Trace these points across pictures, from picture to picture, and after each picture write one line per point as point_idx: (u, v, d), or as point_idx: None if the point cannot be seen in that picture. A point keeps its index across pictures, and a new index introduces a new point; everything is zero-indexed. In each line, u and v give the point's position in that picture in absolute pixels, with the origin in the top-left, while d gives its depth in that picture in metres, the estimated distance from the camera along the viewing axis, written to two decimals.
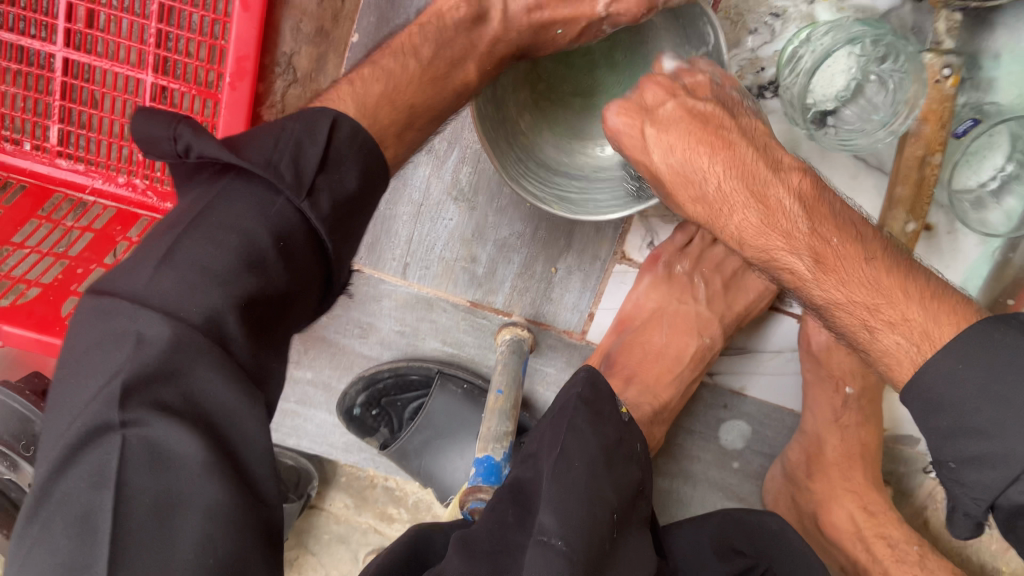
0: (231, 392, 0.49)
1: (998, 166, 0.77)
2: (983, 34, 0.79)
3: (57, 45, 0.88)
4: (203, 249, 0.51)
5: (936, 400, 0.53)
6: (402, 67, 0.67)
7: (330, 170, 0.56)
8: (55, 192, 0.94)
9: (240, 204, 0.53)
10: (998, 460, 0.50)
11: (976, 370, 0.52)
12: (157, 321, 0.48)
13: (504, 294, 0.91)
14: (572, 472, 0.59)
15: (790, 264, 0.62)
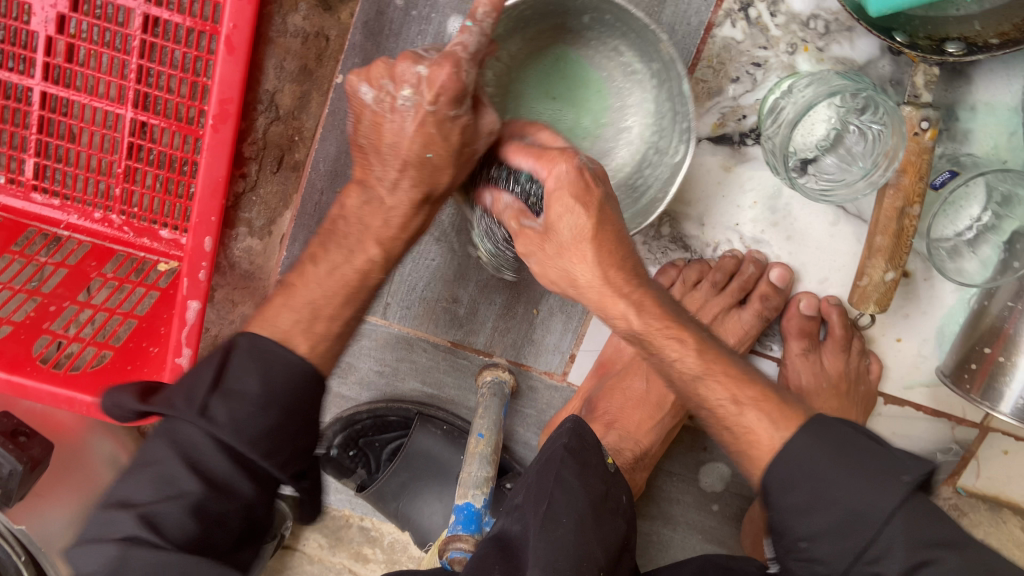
0: (222, 465, 0.55)
1: (975, 217, 0.80)
2: (960, 86, 0.81)
3: (36, 79, 0.87)
4: (192, 430, 0.55)
5: (789, 481, 0.57)
6: (404, 141, 0.62)
7: (227, 384, 0.57)
8: (29, 226, 0.92)
9: (192, 378, 0.57)
10: (845, 530, 0.54)
11: (816, 451, 0.56)
12: (168, 503, 0.53)
13: (486, 334, 0.91)
14: (560, 528, 0.60)
15: (670, 341, 0.63)
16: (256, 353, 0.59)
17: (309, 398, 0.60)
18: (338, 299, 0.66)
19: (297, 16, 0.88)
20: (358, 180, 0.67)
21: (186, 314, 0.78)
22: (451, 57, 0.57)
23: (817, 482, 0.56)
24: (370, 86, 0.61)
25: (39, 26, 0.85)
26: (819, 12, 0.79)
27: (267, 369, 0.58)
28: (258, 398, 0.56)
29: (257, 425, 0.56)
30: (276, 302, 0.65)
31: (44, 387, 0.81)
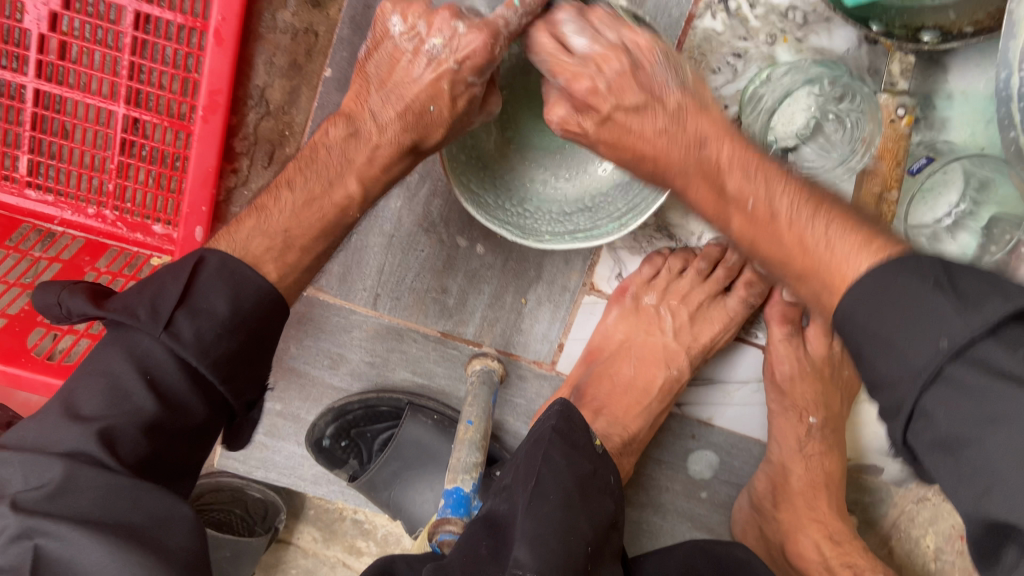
0: (179, 381, 0.60)
1: (952, 204, 0.81)
2: (936, 76, 0.83)
3: (29, 77, 0.88)
4: (151, 346, 0.59)
5: (857, 348, 0.50)
6: (410, 83, 0.67)
7: (191, 304, 0.60)
8: (23, 222, 0.94)
9: (150, 288, 0.61)
10: (893, 394, 0.47)
11: (860, 311, 0.50)
12: (125, 422, 0.57)
13: (475, 324, 0.92)
14: (547, 505, 0.61)
15: (721, 212, 0.65)
16: (227, 273, 0.63)
17: (269, 320, 0.65)
18: (312, 231, 0.69)
19: (286, 12, 0.89)
20: (346, 113, 0.71)
21: None
22: (490, 27, 0.60)
23: (868, 321, 0.49)
24: (402, 21, 0.65)
25: (30, 24, 0.86)
26: (796, 3, 0.81)
27: (237, 293, 0.63)
28: (224, 320, 0.61)
29: (220, 347, 0.61)
30: (249, 225, 0.68)
31: (39, 378, 0.83)
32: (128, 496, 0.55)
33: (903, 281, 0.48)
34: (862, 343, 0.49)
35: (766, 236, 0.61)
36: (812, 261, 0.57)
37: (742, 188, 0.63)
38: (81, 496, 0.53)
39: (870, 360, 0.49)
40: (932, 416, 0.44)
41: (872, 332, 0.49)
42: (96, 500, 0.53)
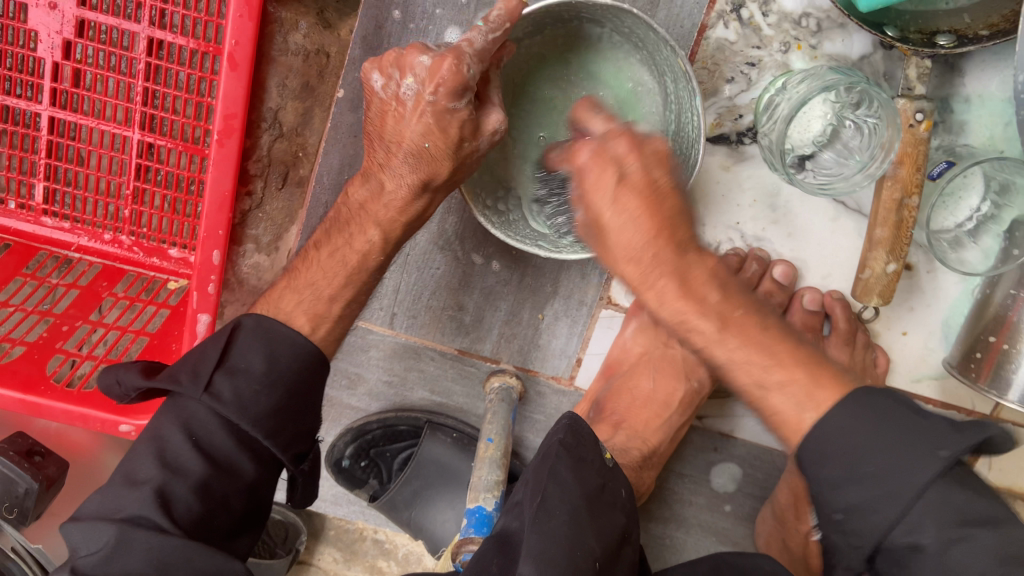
0: (225, 438, 0.61)
1: (974, 207, 0.82)
2: (953, 80, 0.82)
3: (44, 105, 0.89)
4: (198, 407, 0.62)
5: (826, 451, 0.54)
6: (400, 124, 0.68)
7: (231, 363, 0.63)
8: (40, 249, 0.94)
9: (199, 352, 0.64)
10: (881, 503, 0.52)
11: (860, 422, 0.53)
12: (177, 481, 0.58)
13: (492, 341, 0.92)
14: (554, 520, 0.63)
15: (697, 324, 0.61)
16: (261, 332, 0.66)
17: (310, 374, 0.67)
18: (338, 279, 0.72)
19: (298, 34, 0.88)
20: (364, 172, 0.75)
21: (196, 327, 0.79)
22: (454, 51, 0.62)
23: (843, 450, 0.53)
24: (381, 75, 0.67)
25: (45, 53, 0.87)
26: (811, 11, 0.80)
27: (271, 349, 0.65)
28: (262, 376, 0.63)
29: (262, 401, 0.62)
30: (280, 288, 0.73)
31: (59, 405, 0.83)
32: (183, 556, 0.56)
33: (897, 411, 0.53)
34: (824, 455, 0.54)
35: (752, 369, 0.59)
36: (774, 387, 0.58)
37: (700, 311, 0.60)
38: (132, 558, 0.55)
39: (808, 464, 0.55)
40: (921, 524, 0.51)
41: (858, 461, 0.52)
42: (148, 562, 0.55)
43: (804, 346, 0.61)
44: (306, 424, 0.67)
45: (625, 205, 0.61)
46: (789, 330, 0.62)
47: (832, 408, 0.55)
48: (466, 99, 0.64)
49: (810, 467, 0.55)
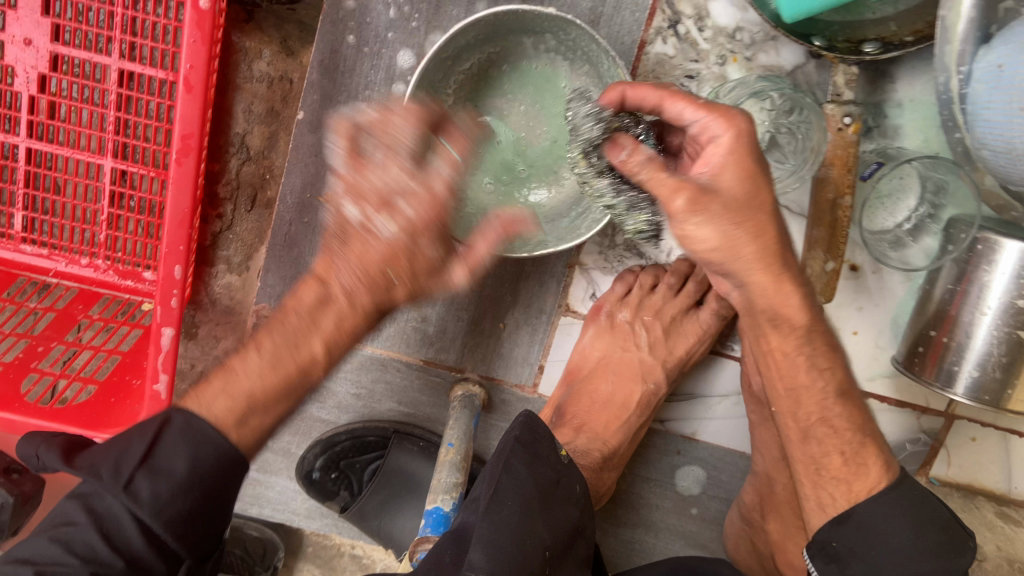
0: (140, 538, 0.57)
1: (912, 208, 0.85)
2: (884, 86, 0.86)
3: (21, 137, 0.92)
4: (112, 505, 0.57)
5: (878, 514, 0.68)
6: (365, 247, 0.62)
7: (154, 461, 0.58)
8: (19, 275, 0.97)
9: (120, 446, 0.60)
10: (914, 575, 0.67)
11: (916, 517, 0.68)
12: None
13: (456, 351, 0.95)
14: (504, 510, 0.68)
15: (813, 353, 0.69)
16: (189, 435, 0.60)
17: (231, 477, 0.62)
18: (273, 395, 0.65)
19: (261, 62, 0.93)
20: (317, 277, 0.67)
21: (161, 341, 0.82)
22: (428, 189, 0.60)
23: (872, 538, 0.68)
24: (355, 205, 0.61)
25: (21, 87, 0.90)
26: (743, 25, 0.84)
27: (197, 453, 0.60)
28: (183, 478, 0.58)
29: (178, 505, 0.58)
30: (215, 386, 0.65)
31: (33, 421, 0.86)
32: None
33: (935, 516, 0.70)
34: (884, 529, 0.68)
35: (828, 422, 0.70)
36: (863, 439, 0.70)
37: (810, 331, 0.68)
38: None
39: (866, 527, 0.68)
40: None
41: (906, 543, 0.67)
42: None
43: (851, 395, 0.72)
44: (219, 526, 0.63)
45: (695, 232, 0.60)
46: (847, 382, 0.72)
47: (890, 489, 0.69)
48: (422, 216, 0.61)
49: (875, 531, 0.68)
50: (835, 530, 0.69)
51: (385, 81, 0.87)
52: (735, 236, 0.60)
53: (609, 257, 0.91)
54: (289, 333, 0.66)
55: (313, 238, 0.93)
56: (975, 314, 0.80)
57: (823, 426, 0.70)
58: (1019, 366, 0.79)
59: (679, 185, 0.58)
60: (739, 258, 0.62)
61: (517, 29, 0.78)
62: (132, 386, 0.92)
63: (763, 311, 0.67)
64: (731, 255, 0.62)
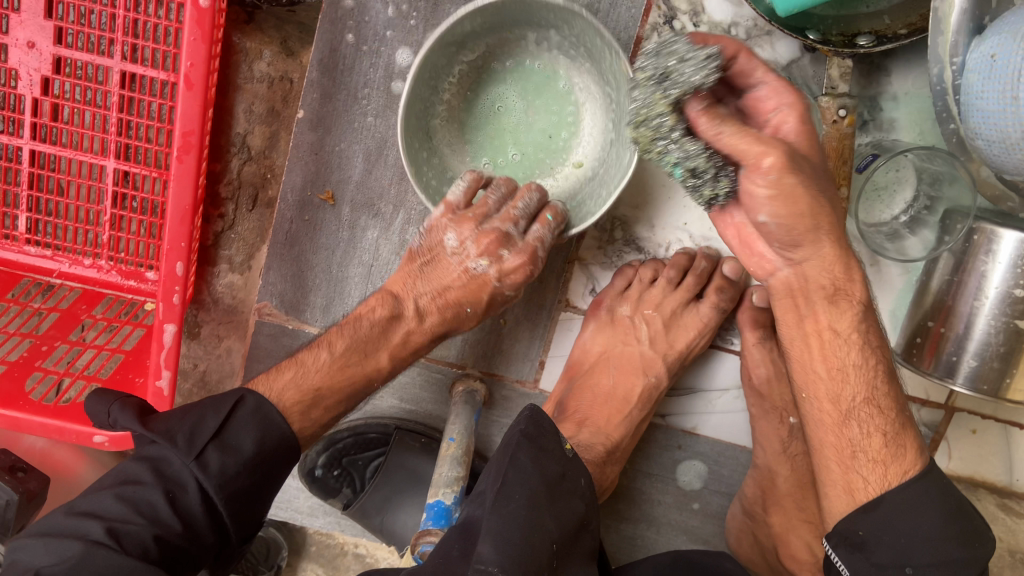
0: (200, 503, 0.65)
1: (908, 199, 0.85)
2: (878, 79, 0.87)
3: (25, 139, 0.93)
4: (181, 465, 0.66)
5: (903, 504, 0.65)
6: (455, 278, 0.79)
7: (227, 436, 0.67)
8: (24, 276, 0.98)
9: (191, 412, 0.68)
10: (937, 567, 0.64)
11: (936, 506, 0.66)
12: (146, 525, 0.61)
13: (457, 347, 0.96)
14: (511, 504, 0.67)
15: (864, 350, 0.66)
16: (260, 416, 0.70)
17: (281, 464, 0.71)
18: (338, 391, 0.75)
19: (262, 63, 0.94)
20: (391, 293, 0.80)
21: (163, 337, 0.83)
22: (529, 252, 0.77)
23: (901, 525, 0.65)
24: (456, 240, 0.78)
25: (24, 90, 0.91)
26: (738, 20, 0.85)
27: (264, 435, 0.70)
28: (248, 457, 0.68)
29: (237, 482, 0.67)
30: (288, 375, 0.75)
31: (36, 419, 0.87)
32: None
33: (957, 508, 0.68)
34: (907, 518, 0.65)
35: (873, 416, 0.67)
36: (903, 432, 0.68)
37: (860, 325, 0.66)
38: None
39: (889, 517, 0.65)
40: None
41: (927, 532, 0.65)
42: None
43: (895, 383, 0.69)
44: (261, 506, 0.71)
45: (785, 191, 0.58)
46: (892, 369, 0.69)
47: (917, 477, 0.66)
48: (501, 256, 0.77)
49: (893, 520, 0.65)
50: (864, 517, 0.65)
51: (384, 80, 0.88)
52: (817, 203, 0.59)
53: (607, 252, 0.93)
54: (361, 338, 0.77)
55: (313, 236, 0.93)
56: (974, 303, 0.80)
57: (863, 418, 0.66)
58: (1017, 356, 0.79)
59: (767, 146, 0.57)
60: (821, 227, 0.60)
61: (520, 22, 0.78)
62: (134, 384, 0.93)
63: (822, 289, 0.65)
64: (813, 224, 0.60)
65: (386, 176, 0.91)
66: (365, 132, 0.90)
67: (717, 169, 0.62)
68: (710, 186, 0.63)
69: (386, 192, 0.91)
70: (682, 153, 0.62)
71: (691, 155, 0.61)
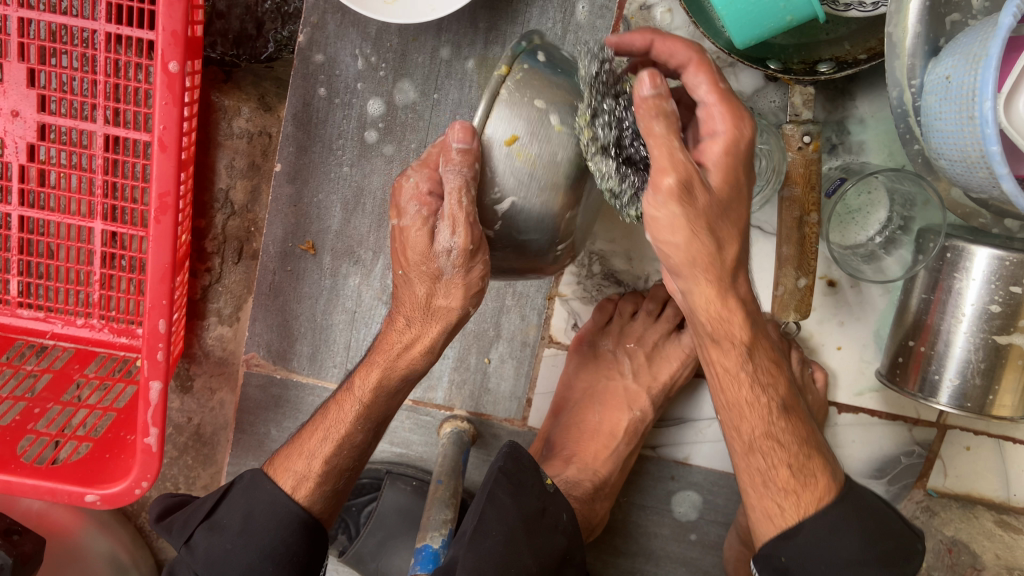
0: None
1: (883, 220, 0.86)
2: (845, 103, 0.88)
3: (14, 205, 0.94)
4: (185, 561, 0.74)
5: (825, 528, 0.68)
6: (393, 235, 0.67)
7: (214, 519, 0.74)
8: (17, 339, 0.99)
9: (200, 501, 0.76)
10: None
11: (846, 526, 0.68)
12: None
13: (444, 388, 0.97)
14: (488, 540, 0.69)
15: (766, 385, 0.66)
16: (250, 491, 0.73)
17: (292, 544, 0.72)
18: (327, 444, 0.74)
19: (241, 119, 0.95)
20: None
21: (150, 395, 0.84)
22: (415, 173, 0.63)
23: (821, 552, 0.68)
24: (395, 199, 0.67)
25: (10, 158, 0.92)
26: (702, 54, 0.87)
27: (251, 510, 0.72)
28: (236, 533, 0.72)
29: (229, 562, 0.71)
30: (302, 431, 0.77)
31: (27, 481, 0.87)
32: None
33: (870, 512, 0.71)
34: (823, 542, 0.67)
35: (778, 449, 0.67)
36: (809, 452, 0.69)
37: (747, 360, 0.65)
38: None
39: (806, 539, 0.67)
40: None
41: (843, 549, 0.68)
42: None
43: (793, 410, 0.68)
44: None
45: (672, 218, 0.56)
46: (792, 398, 0.69)
47: (828, 499, 0.68)
48: (414, 210, 0.62)
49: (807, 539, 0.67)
50: (784, 545, 0.67)
51: (358, 130, 0.91)
52: (701, 237, 0.57)
53: (588, 288, 0.93)
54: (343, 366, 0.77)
55: (296, 286, 0.96)
56: (951, 322, 0.80)
57: (763, 451, 0.67)
58: (999, 372, 0.79)
59: (672, 165, 0.55)
60: (703, 260, 0.58)
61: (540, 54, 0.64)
62: (127, 442, 0.94)
63: (702, 325, 0.64)
64: (693, 261, 0.58)
65: (364, 224, 0.93)
66: (342, 181, 0.92)
67: (634, 187, 0.62)
68: (631, 207, 0.63)
69: (365, 239, 0.93)
70: (605, 170, 0.60)
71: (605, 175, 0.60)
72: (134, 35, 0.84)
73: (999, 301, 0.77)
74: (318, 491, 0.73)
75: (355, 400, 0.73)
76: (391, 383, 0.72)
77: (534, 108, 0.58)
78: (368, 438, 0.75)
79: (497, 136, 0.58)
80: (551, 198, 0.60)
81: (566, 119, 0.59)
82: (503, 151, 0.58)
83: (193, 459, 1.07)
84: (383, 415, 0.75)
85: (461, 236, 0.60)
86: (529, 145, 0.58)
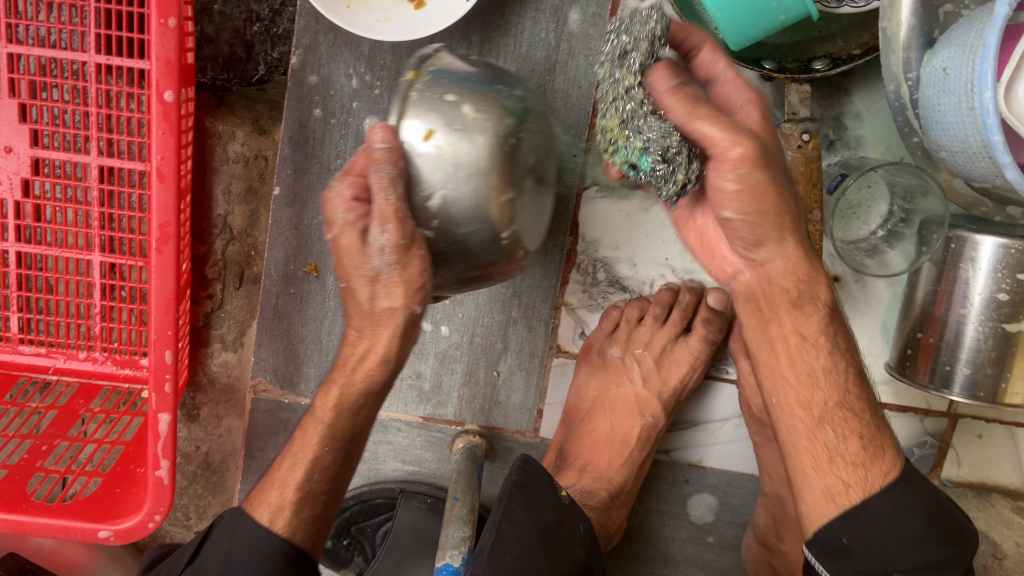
0: None
1: (885, 213, 0.85)
2: (840, 99, 0.88)
3: (11, 242, 0.93)
4: None
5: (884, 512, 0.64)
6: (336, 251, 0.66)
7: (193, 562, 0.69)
8: (20, 376, 0.98)
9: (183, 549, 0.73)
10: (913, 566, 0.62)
11: (911, 510, 0.64)
12: None
13: (454, 404, 0.96)
14: (507, 555, 0.68)
15: (835, 358, 0.66)
16: (230, 530, 0.69)
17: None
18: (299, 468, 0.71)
19: (235, 143, 0.95)
20: None
21: (158, 427, 0.83)
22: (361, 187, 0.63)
23: (885, 533, 0.63)
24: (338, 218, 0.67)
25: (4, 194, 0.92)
26: None
27: (231, 550, 0.68)
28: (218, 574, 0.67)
29: None
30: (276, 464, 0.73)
31: (39, 521, 0.86)
32: None
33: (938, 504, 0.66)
34: (883, 522, 0.63)
35: (841, 421, 0.65)
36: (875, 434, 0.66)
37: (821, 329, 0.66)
38: None
39: (866, 523, 0.63)
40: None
41: (905, 532, 0.63)
42: None
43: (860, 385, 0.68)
44: None
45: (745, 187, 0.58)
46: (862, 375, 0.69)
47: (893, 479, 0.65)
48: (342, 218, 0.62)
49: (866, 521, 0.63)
50: (849, 524, 0.63)
51: (355, 148, 0.90)
52: (771, 201, 0.60)
53: (593, 295, 0.93)
54: None
55: (300, 309, 0.95)
56: (960, 311, 0.80)
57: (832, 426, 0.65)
58: (1010, 359, 0.79)
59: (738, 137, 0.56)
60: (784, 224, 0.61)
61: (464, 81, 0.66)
62: (137, 475, 0.93)
63: (785, 294, 0.65)
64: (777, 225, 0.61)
65: None
66: None
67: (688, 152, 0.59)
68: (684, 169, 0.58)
69: None
70: (656, 130, 0.58)
71: (663, 135, 0.57)
72: (123, 64, 0.84)
73: (1007, 289, 0.77)
74: (297, 519, 0.69)
75: (316, 422, 0.70)
76: (351, 400, 0.69)
77: (448, 102, 0.59)
78: (341, 460, 0.72)
79: (415, 134, 0.59)
80: (482, 186, 0.59)
81: (484, 108, 0.60)
82: (427, 148, 0.59)
83: (203, 487, 1.06)
84: (350, 433, 0.71)
85: (391, 233, 0.59)
86: (447, 136, 0.58)
